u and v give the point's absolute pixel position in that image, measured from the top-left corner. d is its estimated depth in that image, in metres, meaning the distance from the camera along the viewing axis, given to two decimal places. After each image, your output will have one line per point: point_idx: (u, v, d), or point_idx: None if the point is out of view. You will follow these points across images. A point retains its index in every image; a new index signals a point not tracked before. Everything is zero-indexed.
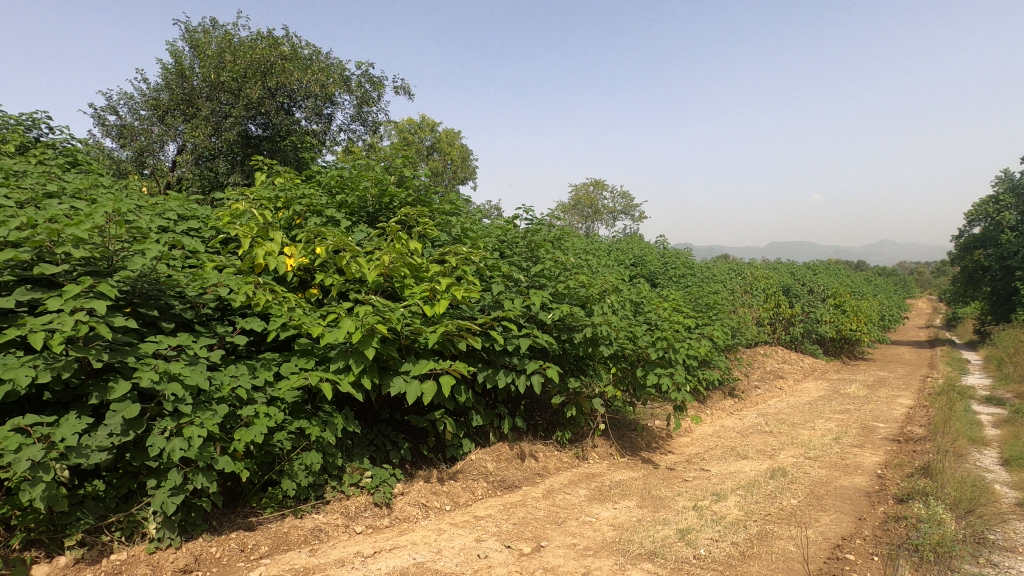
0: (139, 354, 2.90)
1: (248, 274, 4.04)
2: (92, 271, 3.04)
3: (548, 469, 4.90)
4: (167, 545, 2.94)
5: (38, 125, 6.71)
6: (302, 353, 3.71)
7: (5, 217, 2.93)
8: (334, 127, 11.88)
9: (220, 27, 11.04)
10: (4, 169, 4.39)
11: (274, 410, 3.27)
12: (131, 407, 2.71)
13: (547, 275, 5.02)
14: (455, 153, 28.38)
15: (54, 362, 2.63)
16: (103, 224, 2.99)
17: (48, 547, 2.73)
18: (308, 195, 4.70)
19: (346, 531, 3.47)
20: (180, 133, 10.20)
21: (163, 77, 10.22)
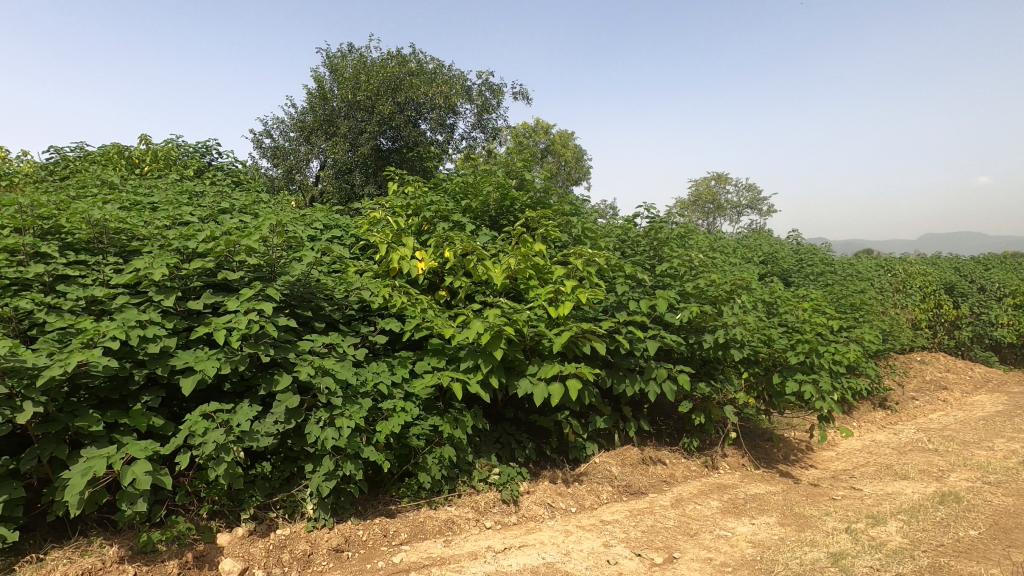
0: (298, 350, 3.22)
1: (385, 277, 4.34)
2: (260, 276, 3.45)
3: (676, 476, 4.70)
4: (322, 525, 3.23)
5: (212, 151, 7.76)
6: (434, 352, 3.91)
7: (194, 231, 3.41)
8: (455, 136, 12.44)
9: (355, 51, 12.04)
10: (189, 191, 5.14)
11: (411, 405, 3.47)
12: (292, 399, 3.02)
13: (672, 274, 4.83)
14: (569, 154, 28.41)
15: (233, 356, 3.00)
16: (268, 235, 3.37)
17: (228, 518, 3.12)
18: (436, 202, 4.93)
19: (476, 525, 3.58)
20: (322, 151, 11.26)
21: (307, 100, 11.29)
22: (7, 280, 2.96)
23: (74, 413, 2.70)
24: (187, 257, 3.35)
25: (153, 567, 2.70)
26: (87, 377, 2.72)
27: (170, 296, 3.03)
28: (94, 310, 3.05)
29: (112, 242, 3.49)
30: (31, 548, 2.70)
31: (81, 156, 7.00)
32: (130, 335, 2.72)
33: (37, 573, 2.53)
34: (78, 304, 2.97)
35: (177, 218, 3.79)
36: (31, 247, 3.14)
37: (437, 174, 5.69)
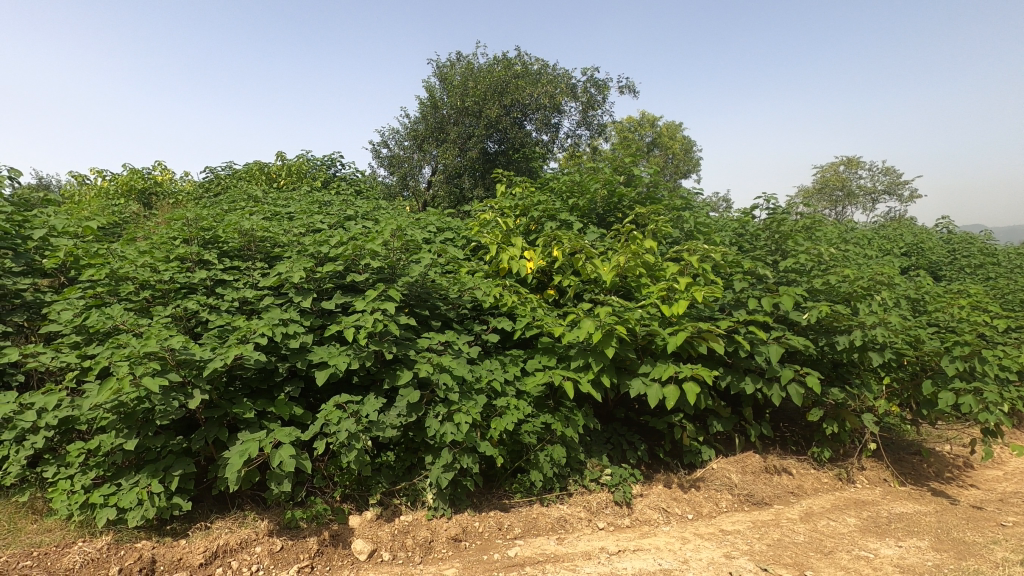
0: (418, 347, 3.40)
1: (495, 277, 4.45)
2: (383, 278, 3.69)
3: (804, 488, 4.34)
4: (441, 514, 3.39)
5: (337, 163, 8.45)
6: (544, 351, 3.94)
7: (324, 238, 3.72)
8: (560, 135, 12.47)
9: (463, 59, 12.49)
10: (319, 201, 5.63)
11: (523, 402, 3.52)
12: (413, 394, 3.20)
13: (798, 269, 4.46)
14: (677, 146, 27.34)
15: (360, 352, 3.24)
16: (389, 239, 3.60)
17: (358, 502, 3.38)
18: (543, 201, 4.96)
19: (589, 525, 3.56)
20: (433, 157, 11.71)
21: (420, 109, 11.81)
22: (178, 284, 3.42)
23: (231, 400, 3.07)
24: (320, 261, 3.66)
25: (296, 542, 2.99)
26: (241, 368, 3.07)
27: (306, 297, 3.34)
28: (245, 310, 3.44)
29: (258, 249, 3.91)
30: (200, 517, 3.11)
31: (231, 174, 7.95)
32: (275, 332, 3.04)
33: (205, 539, 2.91)
34: (233, 304, 3.36)
35: (311, 226, 4.16)
36: (196, 255, 3.61)
37: (544, 174, 5.73)
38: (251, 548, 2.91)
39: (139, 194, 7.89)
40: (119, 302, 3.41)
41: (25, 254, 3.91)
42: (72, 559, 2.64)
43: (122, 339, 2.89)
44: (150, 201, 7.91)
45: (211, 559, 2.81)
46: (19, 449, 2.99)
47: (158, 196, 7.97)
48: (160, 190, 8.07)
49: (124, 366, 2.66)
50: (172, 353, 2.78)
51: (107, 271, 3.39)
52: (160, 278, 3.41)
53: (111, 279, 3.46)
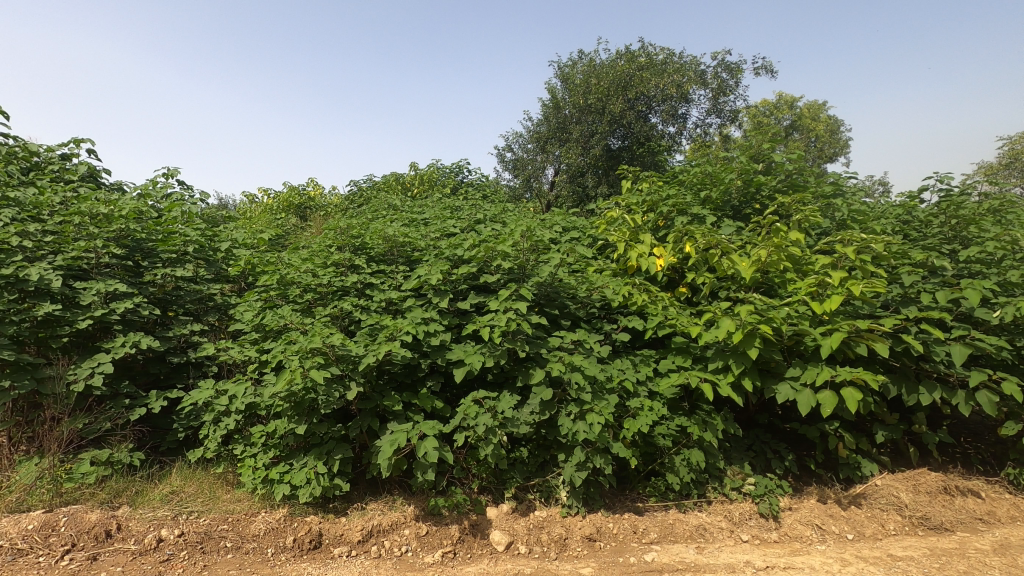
0: (549, 346, 3.45)
1: (623, 276, 4.37)
2: (514, 278, 3.79)
3: (997, 516, 3.71)
4: (574, 512, 3.40)
5: (465, 170, 8.88)
6: (678, 351, 3.80)
7: (459, 241, 3.91)
8: (689, 126, 11.92)
9: (585, 56, 12.43)
10: (451, 206, 5.94)
11: (658, 403, 3.42)
12: (546, 392, 3.25)
13: (985, 259, 3.82)
14: (821, 127, 24.83)
15: (495, 350, 3.36)
16: (519, 240, 3.69)
17: (494, 495, 3.50)
18: (673, 195, 4.76)
19: (731, 536, 3.36)
20: (556, 158, 11.85)
21: (542, 111, 12.00)
22: (334, 287, 3.80)
23: (381, 393, 3.34)
24: (455, 263, 3.85)
25: (440, 528, 3.18)
26: (389, 364, 3.33)
27: (444, 297, 3.53)
28: (390, 310, 3.73)
29: (399, 253, 4.22)
30: (356, 497, 3.43)
31: (372, 185, 8.69)
32: (418, 330, 3.26)
33: (361, 518, 3.20)
34: (380, 305, 3.66)
35: (445, 230, 4.40)
36: (348, 260, 3.98)
37: (673, 167, 5.50)
38: (400, 529, 3.15)
39: (296, 209, 8.91)
40: (287, 304, 3.88)
41: (215, 263, 4.60)
42: (257, 526, 3.05)
43: (292, 337, 3.28)
44: (306, 214, 8.90)
45: (367, 537, 3.09)
46: (215, 429, 3.52)
47: (312, 209, 8.94)
48: (314, 203, 9.04)
49: (295, 360, 3.01)
50: (333, 349, 3.10)
51: (278, 277, 3.86)
52: (319, 282, 3.81)
53: (281, 283, 3.94)
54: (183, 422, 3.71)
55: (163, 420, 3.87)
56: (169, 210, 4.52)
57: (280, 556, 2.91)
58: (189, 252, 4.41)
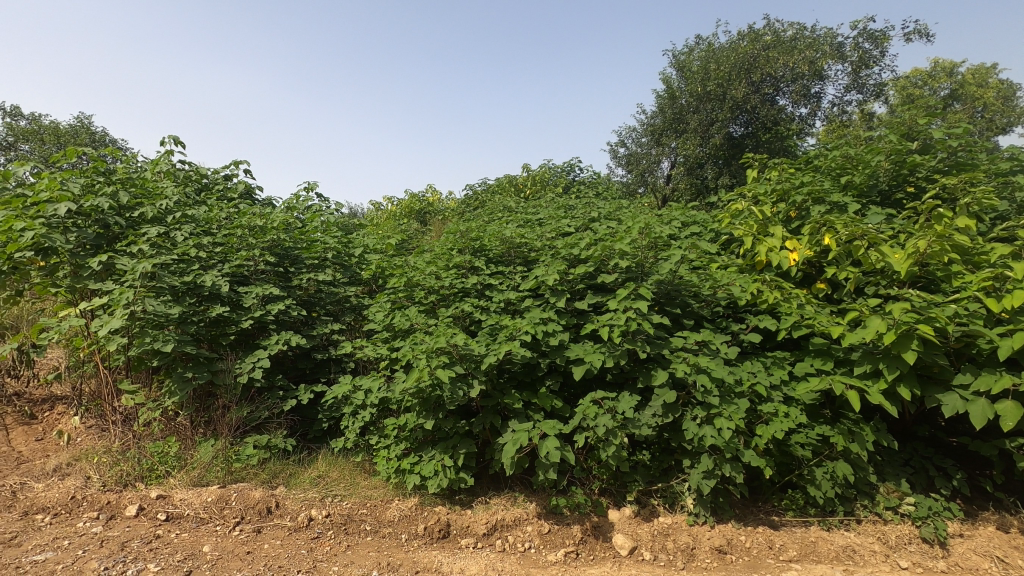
0: (671, 347, 3.32)
1: (751, 272, 4.09)
2: (632, 277, 3.69)
3: None
4: (702, 522, 3.25)
5: (577, 169, 8.85)
6: (817, 353, 3.47)
7: (575, 240, 3.90)
8: (824, 105, 10.88)
9: (702, 41, 11.82)
10: (564, 206, 5.94)
11: (794, 410, 3.15)
12: (669, 395, 3.13)
13: None
14: (990, 94, 21.40)
15: (614, 350, 3.30)
16: (637, 237, 3.59)
17: (615, 497, 3.46)
18: (808, 183, 4.36)
19: (887, 561, 3.01)
20: (672, 150, 11.38)
21: (657, 103, 11.60)
22: (456, 288, 3.97)
23: (503, 391, 3.43)
24: (572, 263, 3.84)
25: (562, 527, 3.20)
26: (509, 363, 3.41)
27: (562, 297, 3.54)
28: (509, 310, 3.82)
29: (517, 254, 4.31)
30: (480, 492, 3.56)
31: (488, 188, 8.95)
32: (537, 330, 3.30)
33: (486, 511, 3.31)
34: (499, 305, 3.75)
35: (561, 229, 4.41)
36: (468, 262, 4.13)
37: (807, 151, 5.04)
38: (523, 526, 3.21)
39: (417, 214, 9.44)
40: (414, 305, 4.12)
41: (350, 267, 5.01)
42: (392, 513, 3.27)
43: (419, 336, 3.47)
44: (426, 219, 9.40)
45: (492, 531, 3.19)
46: (353, 421, 3.84)
47: (431, 214, 9.43)
48: (433, 208, 9.53)
49: (423, 358, 3.18)
50: (456, 348, 3.23)
51: (405, 280, 4.11)
52: (442, 283, 3.99)
53: (408, 285, 4.19)
54: (327, 413, 4.09)
55: (310, 411, 4.30)
56: (311, 220, 4.99)
57: (413, 542, 3.09)
58: (328, 259, 4.85)
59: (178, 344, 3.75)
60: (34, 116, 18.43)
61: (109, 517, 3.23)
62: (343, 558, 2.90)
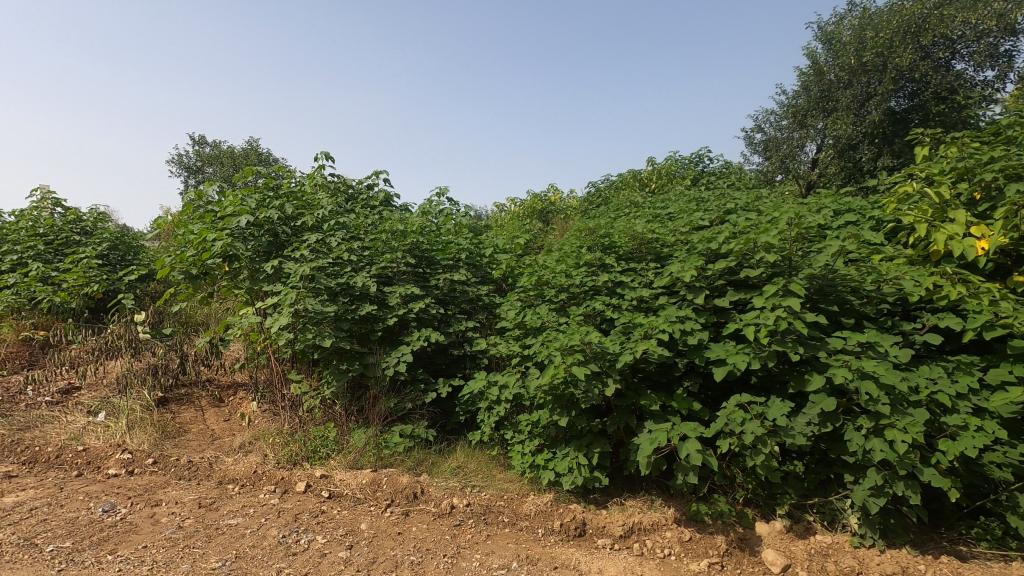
0: (829, 348, 3.00)
1: (926, 263, 3.58)
2: (779, 271, 3.40)
3: None
4: (869, 545, 2.92)
5: (706, 158, 8.40)
6: (1018, 358, 2.95)
7: (713, 234, 3.68)
8: (1017, 65, 9.24)
9: (854, 8, 10.63)
10: (696, 198, 5.65)
11: (989, 424, 2.70)
12: (827, 401, 2.84)
13: None
14: None
15: (761, 352, 3.06)
16: (786, 229, 3.29)
17: (763, 509, 3.25)
18: (1002, 157, 3.71)
19: None
20: (819, 132, 10.31)
21: (800, 81, 10.65)
22: (586, 286, 3.94)
23: (638, 391, 3.35)
24: (710, 258, 3.63)
25: (705, 536, 3.04)
26: (644, 362, 3.32)
27: (700, 294, 3.36)
28: (642, 308, 3.71)
29: (648, 250, 4.17)
30: (615, 493, 3.53)
31: (611, 185, 8.82)
32: (674, 329, 3.17)
33: (622, 513, 3.26)
34: (632, 303, 3.66)
35: (696, 224, 4.20)
36: (598, 260, 4.08)
37: (997, 121, 4.30)
38: (662, 531, 3.10)
39: (540, 214, 9.55)
40: (544, 303, 4.16)
41: (481, 267, 5.20)
42: (529, 507, 3.34)
43: (551, 334, 3.50)
44: (548, 218, 9.47)
45: (629, 533, 3.12)
46: (489, 415, 3.97)
47: (553, 213, 9.51)
48: (555, 208, 9.58)
49: (557, 356, 3.20)
50: (590, 346, 3.21)
51: (536, 278, 4.16)
52: (573, 282, 3.99)
53: (538, 283, 4.25)
54: (464, 407, 4.28)
55: (449, 404, 4.54)
56: (445, 223, 5.25)
57: (550, 538, 3.12)
58: (462, 259, 5.07)
59: (335, 339, 4.15)
60: (215, 142, 21.52)
61: (283, 491, 3.66)
62: (484, 547, 3.01)
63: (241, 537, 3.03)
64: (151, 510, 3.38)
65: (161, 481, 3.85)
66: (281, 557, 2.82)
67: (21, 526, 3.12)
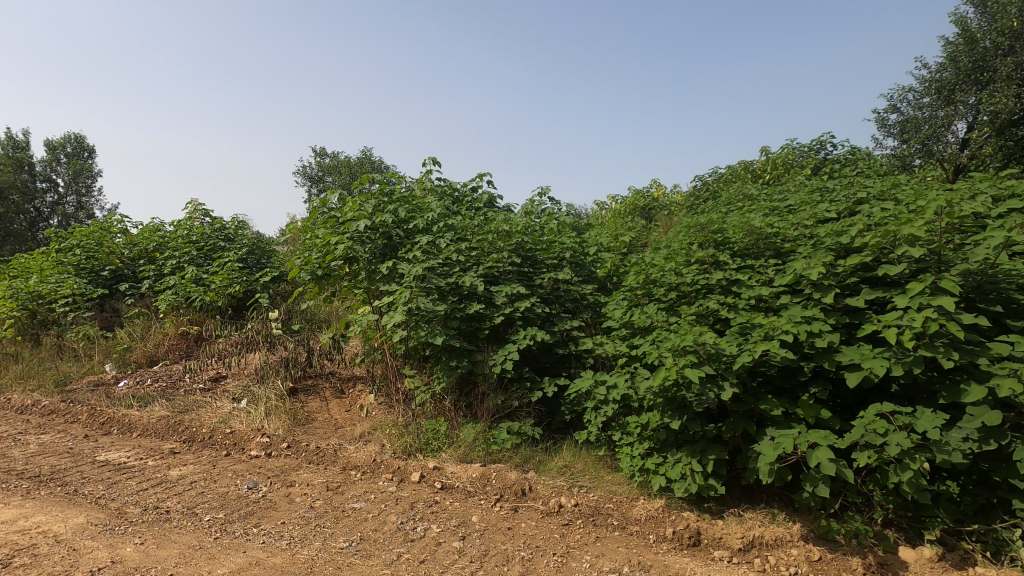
0: (992, 354, 2.63)
1: None
2: (927, 267, 3.03)
3: None
4: None
5: (829, 144, 7.72)
6: None
7: (844, 226, 3.36)
8: None
9: None
10: (820, 188, 5.19)
11: None
12: (991, 415, 2.49)
13: None
14: None
15: (905, 356, 2.75)
16: (934, 219, 2.93)
17: (908, 533, 2.93)
18: None
19: None
20: (972, 107, 9.07)
21: (947, 52, 9.53)
22: (698, 284, 3.76)
23: (757, 396, 3.15)
24: (840, 252, 3.32)
25: (837, 557, 2.79)
26: (766, 366, 3.11)
27: (830, 293, 3.08)
28: (760, 307, 3.49)
29: (766, 245, 3.90)
30: (733, 503, 3.37)
31: (720, 177, 8.36)
32: (800, 331, 2.94)
33: (741, 525, 3.08)
34: (750, 302, 3.44)
35: (822, 216, 3.85)
36: (711, 257, 3.87)
37: None
38: (787, 548, 2.88)
39: (642, 210, 9.28)
40: (652, 303, 4.03)
41: (586, 266, 5.15)
42: (639, 511, 3.26)
43: (662, 334, 3.38)
44: (651, 215, 9.20)
45: (749, 547, 2.94)
46: (596, 415, 3.93)
47: (656, 209, 9.22)
48: (658, 204, 9.30)
49: (670, 357, 3.09)
50: (705, 347, 3.06)
51: (643, 276, 4.04)
52: (683, 280, 3.83)
53: (645, 282, 4.12)
54: (570, 406, 4.27)
55: (555, 402, 4.55)
56: (548, 222, 5.26)
57: (662, 545, 3.02)
58: (566, 258, 5.05)
59: (445, 337, 4.31)
60: (333, 153, 23.35)
61: (400, 480, 3.87)
62: (594, 548, 2.98)
63: (364, 521, 3.25)
64: (286, 490, 3.72)
65: (293, 464, 4.23)
66: (401, 543, 2.98)
67: (183, 496, 3.58)
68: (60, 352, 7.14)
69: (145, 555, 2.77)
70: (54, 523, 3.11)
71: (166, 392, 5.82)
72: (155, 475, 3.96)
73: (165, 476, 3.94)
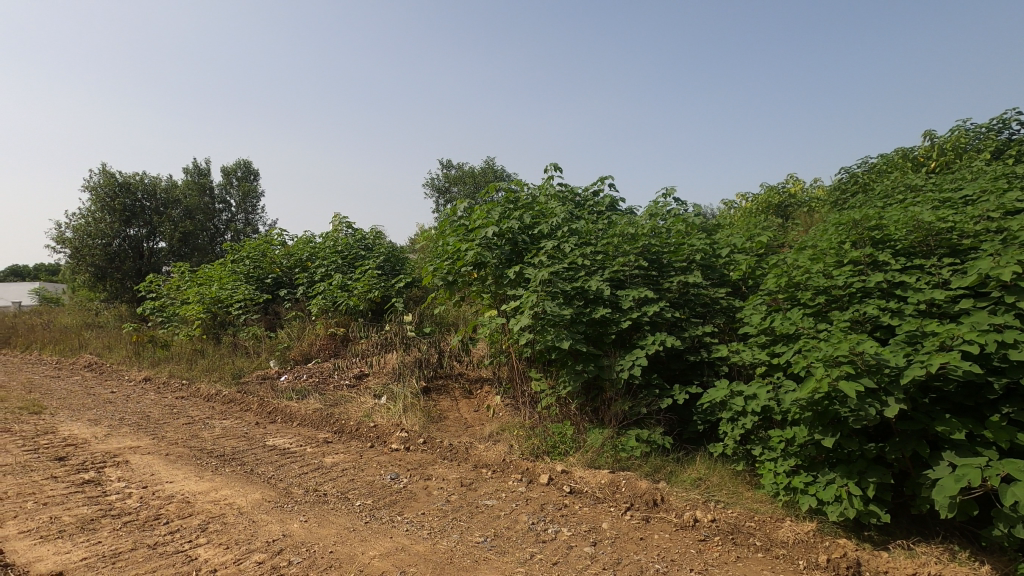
0: None
1: None
2: None
3: None
4: None
5: (1014, 123, 6.60)
6: None
7: None
8: None
9: None
10: (1004, 174, 4.46)
11: None
12: None
13: None
14: None
15: None
16: None
17: None
18: None
19: None
20: None
21: None
22: (853, 288, 3.39)
23: (930, 414, 2.78)
24: None
25: None
26: (941, 380, 2.73)
27: None
28: (933, 313, 3.07)
29: (938, 242, 3.41)
30: (899, 534, 3.00)
31: (872, 168, 7.50)
32: (986, 340, 2.54)
33: (911, 560, 2.73)
34: (919, 307, 3.05)
35: (1013, 207, 3.28)
36: (868, 256, 3.48)
37: None
38: None
39: (778, 208, 8.60)
40: (796, 307, 3.71)
41: (718, 268, 4.89)
42: (786, 534, 3.01)
43: (810, 342, 3.11)
44: (788, 213, 8.49)
45: None
46: (732, 427, 3.71)
47: (794, 207, 8.48)
48: (797, 201, 8.55)
49: (821, 367, 2.83)
50: (864, 357, 2.76)
51: (786, 279, 3.74)
52: (834, 283, 3.48)
53: (788, 285, 3.80)
54: (702, 416, 4.07)
55: (686, 412, 4.37)
56: (675, 223, 5.07)
57: (815, 573, 2.75)
58: (695, 261, 4.83)
59: (572, 341, 4.32)
60: (458, 165, 24.51)
61: (529, 481, 3.94)
62: (735, 568, 2.80)
63: (497, 518, 3.36)
64: (424, 483, 3.95)
65: (430, 459, 4.49)
66: (534, 542, 3.04)
67: (337, 482, 3.95)
68: (235, 349, 8.24)
69: (309, 532, 3.10)
70: (238, 498, 3.59)
71: (319, 387, 6.48)
72: (313, 461, 4.43)
73: (321, 463, 4.38)
